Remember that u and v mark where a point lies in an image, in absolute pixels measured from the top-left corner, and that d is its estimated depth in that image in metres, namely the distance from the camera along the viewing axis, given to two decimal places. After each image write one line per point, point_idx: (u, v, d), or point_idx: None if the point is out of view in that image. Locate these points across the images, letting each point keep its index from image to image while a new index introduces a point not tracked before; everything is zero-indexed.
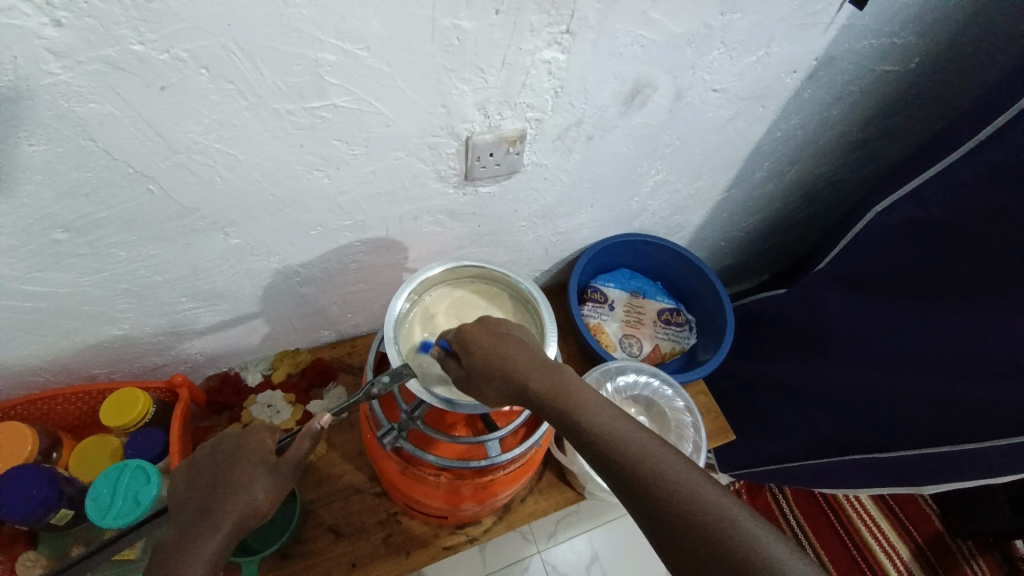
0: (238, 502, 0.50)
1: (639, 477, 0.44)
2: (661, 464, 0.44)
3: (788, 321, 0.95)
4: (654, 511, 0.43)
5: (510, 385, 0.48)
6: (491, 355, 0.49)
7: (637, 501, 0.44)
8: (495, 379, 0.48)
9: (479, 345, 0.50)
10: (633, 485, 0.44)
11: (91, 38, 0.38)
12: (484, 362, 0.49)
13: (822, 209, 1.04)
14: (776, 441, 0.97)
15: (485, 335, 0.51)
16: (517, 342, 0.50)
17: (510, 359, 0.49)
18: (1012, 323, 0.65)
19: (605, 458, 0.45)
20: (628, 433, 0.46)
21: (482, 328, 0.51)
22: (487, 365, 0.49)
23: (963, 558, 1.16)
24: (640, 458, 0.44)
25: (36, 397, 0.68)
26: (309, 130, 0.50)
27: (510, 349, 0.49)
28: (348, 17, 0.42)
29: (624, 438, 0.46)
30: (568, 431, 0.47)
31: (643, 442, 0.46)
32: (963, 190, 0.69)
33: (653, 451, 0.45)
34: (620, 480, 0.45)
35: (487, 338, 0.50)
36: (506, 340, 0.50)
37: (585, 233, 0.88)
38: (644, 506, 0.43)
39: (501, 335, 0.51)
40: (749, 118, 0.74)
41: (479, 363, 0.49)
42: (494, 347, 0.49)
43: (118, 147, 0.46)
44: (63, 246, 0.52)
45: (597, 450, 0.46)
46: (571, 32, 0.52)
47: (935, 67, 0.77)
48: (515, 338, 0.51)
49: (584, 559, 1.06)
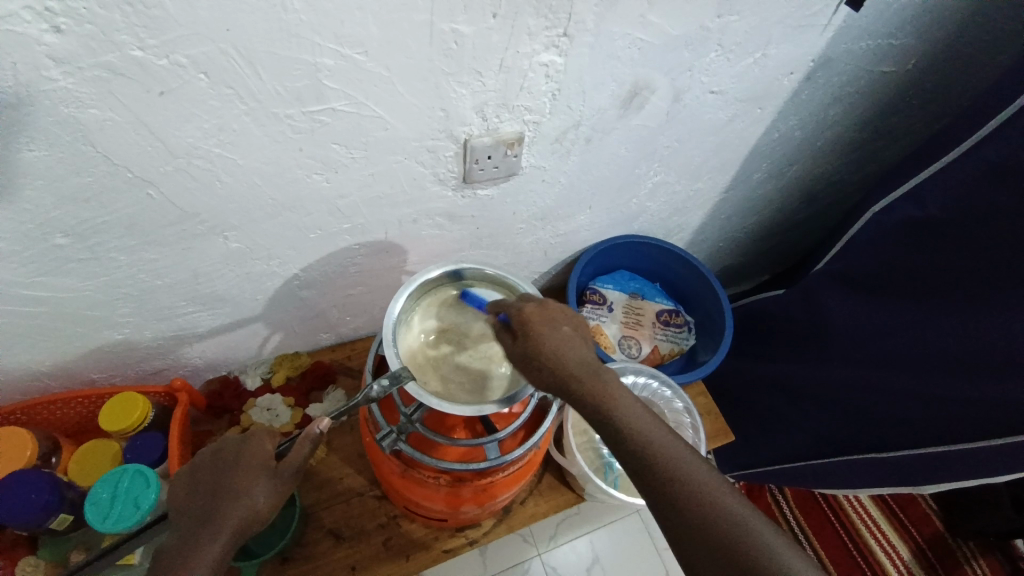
0: (239, 508, 0.49)
1: (670, 482, 0.45)
2: (694, 476, 0.45)
3: (787, 322, 0.95)
4: (677, 518, 0.44)
5: (556, 377, 0.48)
6: (538, 343, 0.49)
7: (661, 504, 0.45)
8: (542, 369, 0.48)
9: (537, 331, 0.49)
10: (659, 490, 0.45)
11: (91, 44, 0.38)
12: (540, 348, 0.49)
13: (820, 210, 1.05)
14: (776, 441, 0.97)
15: (544, 320, 0.50)
16: (567, 335, 0.50)
17: (559, 353, 0.49)
18: (1010, 324, 0.65)
19: (638, 459, 0.46)
20: (666, 440, 0.46)
21: (541, 314, 0.51)
22: (533, 353, 0.49)
23: (964, 557, 1.16)
24: (673, 465, 0.45)
25: (36, 402, 0.68)
26: (308, 134, 0.51)
27: (557, 340, 0.49)
28: (346, 23, 0.43)
29: (661, 446, 0.46)
30: (603, 428, 0.48)
31: (680, 452, 0.46)
32: (961, 191, 0.69)
33: (688, 462, 0.46)
34: (647, 481, 0.46)
35: (544, 326, 0.50)
36: (555, 331, 0.50)
37: (584, 235, 0.88)
38: (668, 510, 0.44)
39: (557, 325, 0.50)
40: (747, 120, 0.74)
41: (529, 349, 0.49)
42: (548, 337, 0.49)
43: (118, 152, 0.46)
44: (63, 251, 0.52)
45: (632, 450, 0.46)
46: (569, 36, 0.52)
47: (931, 67, 0.77)
48: (566, 333, 0.50)
49: (584, 561, 1.06)
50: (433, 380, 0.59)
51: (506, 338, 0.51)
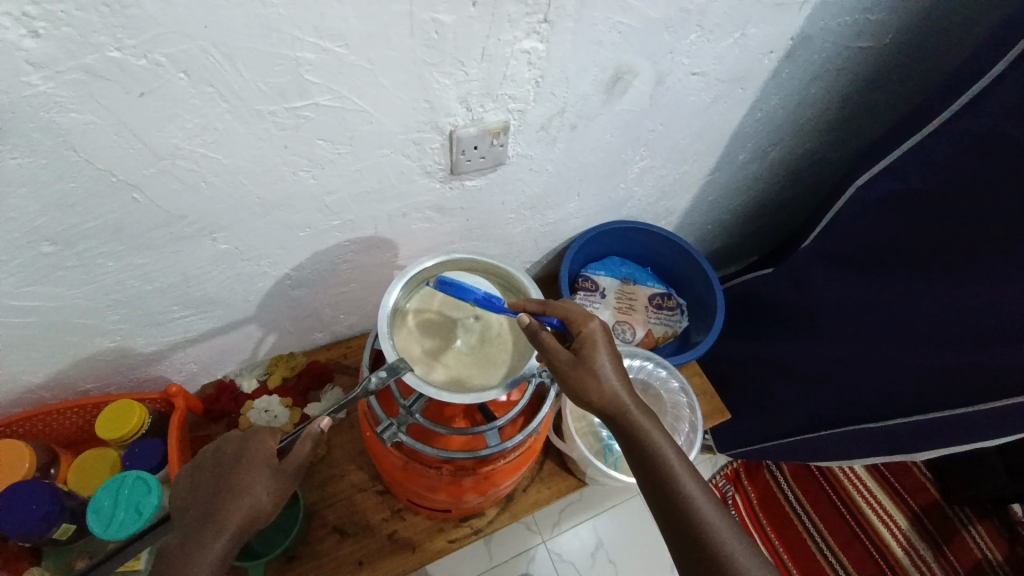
0: (242, 507, 0.50)
1: (685, 512, 0.51)
2: (710, 517, 0.51)
3: (776, 301, 0.96)
4: (688, 547, 0.50)
5: (596, 392, 0.54)
6: (589, 359, 0.55)
7: (673, 529, 0.52)
8: (587, 380, 0.54)
9: (591, 346, 0.55)
10: (674, 519, 0.51)
11: (70, 47, 0.38)
12: (597, 365, 0.54)
13: (805, 187, 1.06)
14: (771, 418, 0.98)
15: (604, 340, 0.56)
16: (613, 357, 0.56)
17: (608, 375, 0.55)
18: (995, 288, 0.66)
19: (661, 488, 0.52)
20: (687, 475, 0.52)
21: (600, 332, 0.57)
22: (580, 365, 0.54)
23: (961, 524, 1.19)
24: (692, 502, 0.51)
25: (30, 414, 0.68)
26: (292, 130, 0.50)
27: (603, 359, 0.55)
28: (326, 15, 0.42)
29: (685, 484, 0.52)
30: (635, 454, 0.54)
31: (700, 493, 0.52)
32: (941, 162, 0.70)
33: (707, 504, 0.51)
34: (665, 508, 0.52)
35: (600, 343, 0.56)
36: (603, 351, 0.55)
37: (573, 222, 0.88)
38: (681, 537, 0.51)
39: (608, 347, 0.56)
40: (729, 100, 0.74)
41: (579, 359, 0.54)
42: (601, 355, 0.55)
43: (101, 156, 0.45)
44: (50, 259, 0.52)
45: (658, 480, 0.53)
46: (550, 22, 0.52)
47: (908, 41, 0.78)
48: (616, 357, 0.56)
49: (588, 546, 1.07)
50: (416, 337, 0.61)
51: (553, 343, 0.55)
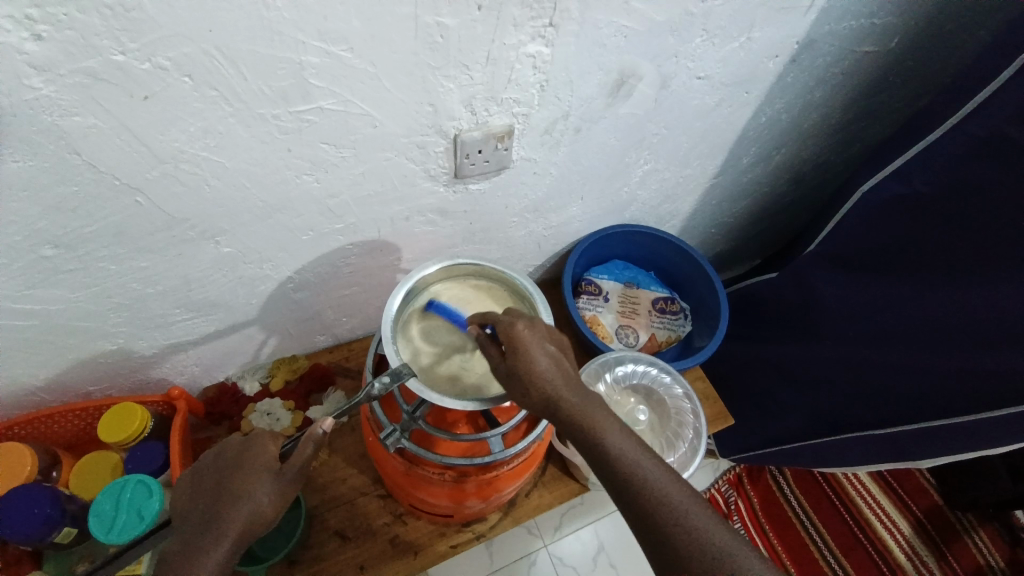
0: (244, 512, 0.49)
1: (646, 504, 0.47)
2: (673, 502, 0.47)
3: (780, 305, 0.96)
4: (655, 539, 0.46)
5: (538, 398, 0.49)
6: (525, 363, 0.48)
7: (638, 523, 0.47)
8: (526, 388, 0.49)
9: (523, 350, 0.49)
10: (637, 511, 0.47)
11: (71, 50, 0.37)
12: (534, 367, 0.48)
13: (808, 191, 1.05)
14: (774, 423, 0.98)
15: (537, 339, 0.50)
16: (551, 353, 0.50)
17: (547, 373, 0.49)
18: (1000, 295, 0.66)
19: (621, 484, 0.48)
20: (643, 462, 0.48)
21: (528, 332, 0.50)
22: (516, 371, 0.49)
23: (964, 529, 1.19)
24: (653, 492, 0.47)
25: (31, 417, 0.68)
26: (295, 134, 0.50)
27: (539, 359, 0.49)
28: (329, 18, 0.42)
29: (641, 472, 0.48)
30: (586, 451, 0.50)
31: (658, 479, 0.48)
32: (946, 166, 0.70)
33: (668, 487, 0.47)
34: (632, 509, 0.47)
35: (532, 342, 0.49)
36: (539, 348, 0.49)
37: (576, 225, 0.88)
38: (647, 529, 0.47)
39: (542, 344, 0.50)
40: (734, 104, 0.74)
41: (514, 365, 0.49)
42: (536, 356, 0.49)
43: (103, 159, 0.45)
44: (52, 262, 0.52)
45: (612, 474, 0.48)
46: (555, 25, 0.52)
47: (914, 44, 0.78)
48: (553, 353, 0.50)
49: (590, 550, 1.07)
50: (421, 349, 0.60)
51: (492, 353, 0.51)
